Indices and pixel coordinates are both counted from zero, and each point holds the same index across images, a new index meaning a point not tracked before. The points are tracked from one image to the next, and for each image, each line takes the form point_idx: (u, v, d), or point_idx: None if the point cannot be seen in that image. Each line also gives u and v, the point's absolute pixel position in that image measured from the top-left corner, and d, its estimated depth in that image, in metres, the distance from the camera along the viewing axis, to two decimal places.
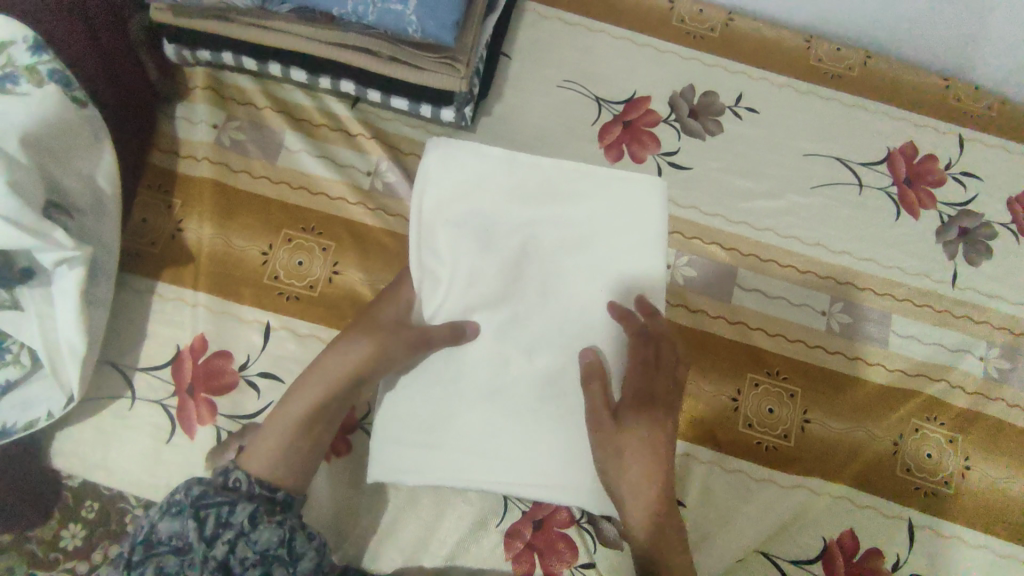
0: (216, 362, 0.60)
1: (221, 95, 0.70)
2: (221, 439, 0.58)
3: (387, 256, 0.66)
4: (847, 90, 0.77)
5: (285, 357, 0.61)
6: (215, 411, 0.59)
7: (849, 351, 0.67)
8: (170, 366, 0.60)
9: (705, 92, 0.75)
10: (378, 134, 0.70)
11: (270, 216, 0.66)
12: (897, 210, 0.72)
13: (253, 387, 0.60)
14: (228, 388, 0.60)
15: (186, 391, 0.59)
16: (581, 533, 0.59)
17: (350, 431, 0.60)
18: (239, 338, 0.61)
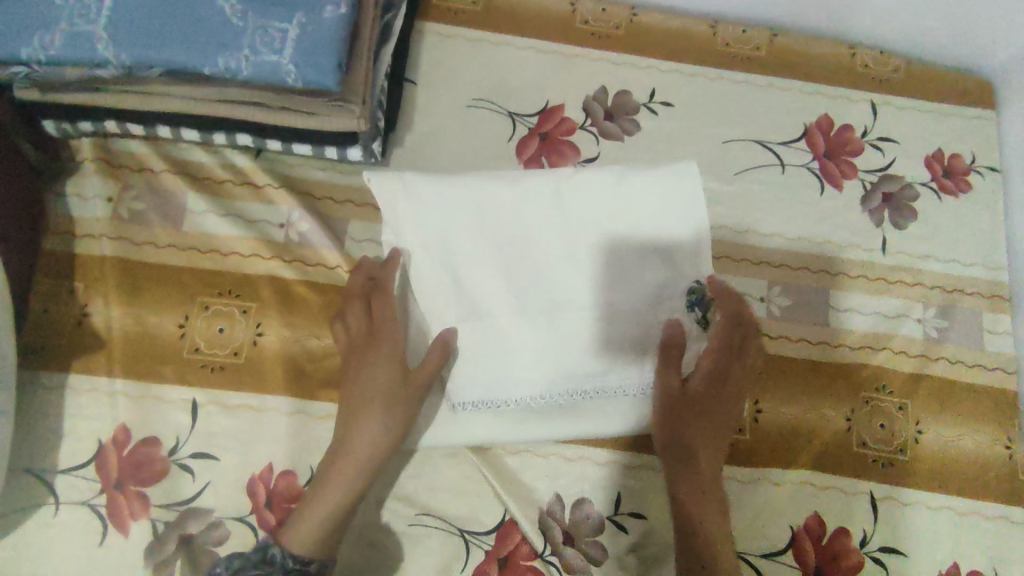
0: (143, 450, 0.57)
1: (113, 164, 0.66)
2: (157, 532, 0.55)
3: (313, 310, 0.63)
4: (758, 71, 0.76)
5: (217, 433, 0.58)
6: (148, 503, 0.56)
7: (792, 334, 0.67)
8: (94, 463, 0.57)
9: (617, 91, 0.74)
10: (286, 182, 0.67)
11: (181, 285, 0.63)
12: (821, 184, 0.72)
13: (186, 470, 0.57)
14: (158, 477, 0.57)
15: (114, 487, 0.56)
16: (546, 564, 0.58)
17: (295, 500, 0.57)
18: (164, 421, 0.58)
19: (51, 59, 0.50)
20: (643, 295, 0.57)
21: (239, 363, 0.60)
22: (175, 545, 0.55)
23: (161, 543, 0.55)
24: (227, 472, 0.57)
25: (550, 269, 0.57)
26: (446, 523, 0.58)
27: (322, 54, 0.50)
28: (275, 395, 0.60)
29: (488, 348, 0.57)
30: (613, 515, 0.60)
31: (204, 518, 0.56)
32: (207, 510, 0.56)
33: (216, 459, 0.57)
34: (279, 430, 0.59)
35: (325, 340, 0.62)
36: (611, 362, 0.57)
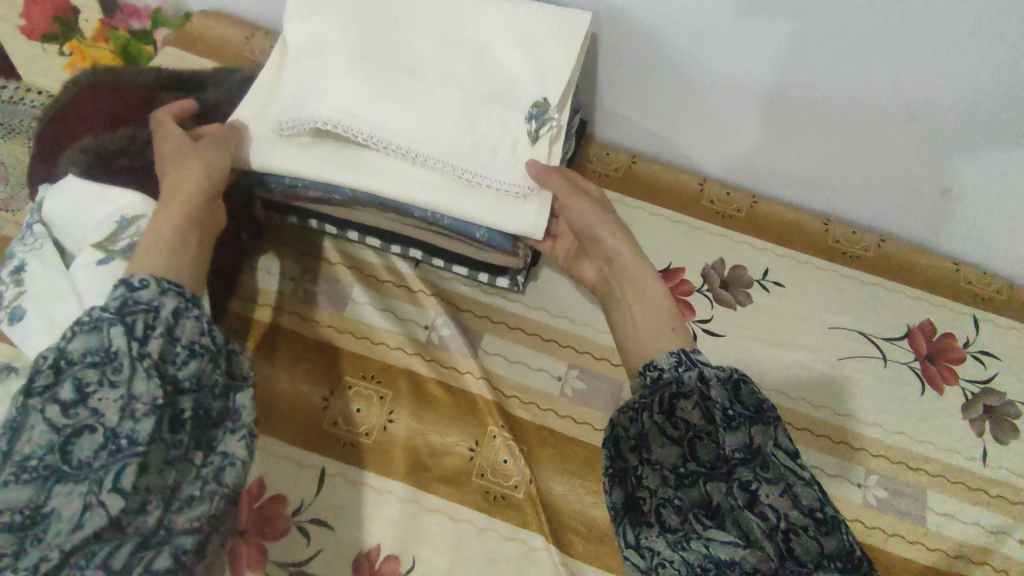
0: (270, 506, 0.63)
1: (299, 250, 0.78)
2: None
3: (439, 409, 0.70)
4: (864, 269, 0.83)
5: (338, 505, 0.64)
6: (265, 557, 0.61)
7: (887, 526, 0.69)
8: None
9: (734, 265, 0.82)
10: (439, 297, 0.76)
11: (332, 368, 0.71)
12: (922, 383, 0.76)
13: (304, 534, 0.62)
14: (279, 533, 0.62)
15: (239, 535, 0.62)
16: None
17: None
18: (294, 483, 0.64)
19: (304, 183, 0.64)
20: (461, 104, 0.61)
21: (369, 443, 0.67)
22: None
23: None
24: (340, 544, 0.62)
25: (523, 86, 0.63)
26: None
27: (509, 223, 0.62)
28: (395, 480, 0.66)
29: (375, 162, 0.62)
30: None
31: None
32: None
33: (332, 528, 0.63)
34: (391, 513, 0.64)
35: (445, 439, 0.68)
36: (474, 142, 0.61)
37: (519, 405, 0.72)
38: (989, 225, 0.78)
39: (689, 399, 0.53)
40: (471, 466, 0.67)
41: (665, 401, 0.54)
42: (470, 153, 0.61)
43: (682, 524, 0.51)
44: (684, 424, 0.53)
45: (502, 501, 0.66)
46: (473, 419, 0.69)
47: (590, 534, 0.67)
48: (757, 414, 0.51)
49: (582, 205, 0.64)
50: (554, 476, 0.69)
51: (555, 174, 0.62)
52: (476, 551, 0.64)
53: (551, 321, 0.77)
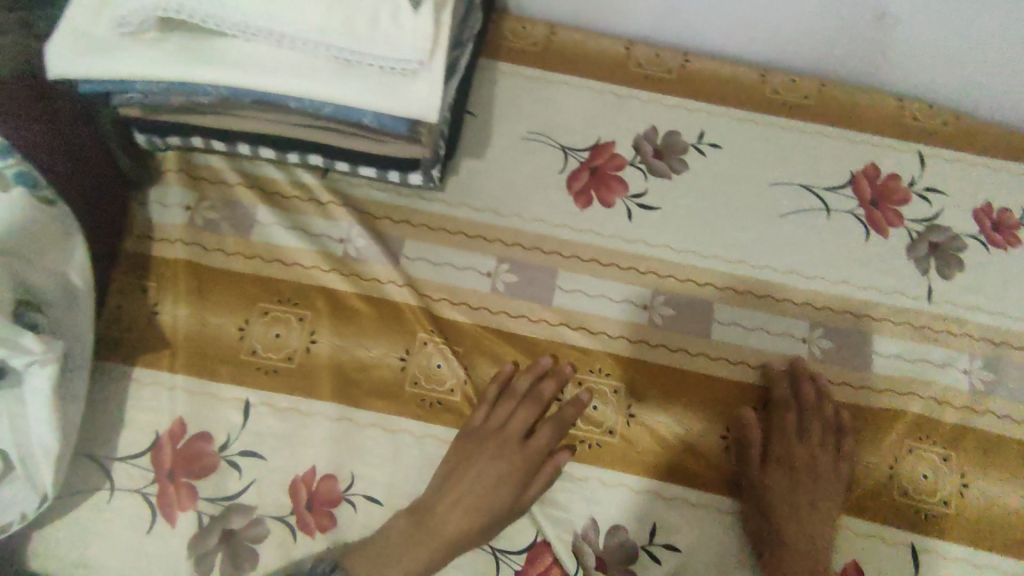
0: (193, 444, 0.60)
1: (192, 175, 0.71)
2: (203, 524, 0.58)
3: (364, 321, 0.66)
4: (806, 118, 0.77)
5: (266, 435, 0.61)
6: (196, 494, 0.59)
7: (835, 377, 0.68)
8: (148, 454, 0.60)
9: (668, 131, 0.76)
10: (510, 420, 0.63)
11: (416, 529, 0.58)
12: (867, 230, 0.73)
13: (234, 467, 0.60)
14: (207, 469, 0.59)
15: (166, 477, 0.59)
16: None
17: (335, 505, 0.60)
18: (217, 418, 0.61)
19: (161, 89, 0.55)
20: None
21: (293, 368, 0.63)
22: (218, 538, 0.58)
23: (203, 535, 0.58)
24: (274, 472, 0.60)
25: None
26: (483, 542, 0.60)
27: (409, 107, 0.53)
28: (324, 402, 0.62)
29: (243, 51, 0.52)
30: (647, 544, 0.62)
31: (251, 516, 0.59)
32: (250, 508, 0.59)
33: (262, 458, 0.60)
34: (323, 435, 0.61)
35: (373, 352, 0.65)
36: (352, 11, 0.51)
37: (451, 308, 0.68)
38: (930, 55, 0.72)
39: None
40: (405, 375, 0.64)
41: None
42: (350, 25, 0.51)
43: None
44: None
45: (439, 406, 0.64)
46: (400, 327, 0.66)
47: (536, 426, 0.65)
48: None
49: (664, 304, 0.69)
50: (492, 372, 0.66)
51: (603, 168, 0.74)
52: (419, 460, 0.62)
53: (475, 218, 0.71)
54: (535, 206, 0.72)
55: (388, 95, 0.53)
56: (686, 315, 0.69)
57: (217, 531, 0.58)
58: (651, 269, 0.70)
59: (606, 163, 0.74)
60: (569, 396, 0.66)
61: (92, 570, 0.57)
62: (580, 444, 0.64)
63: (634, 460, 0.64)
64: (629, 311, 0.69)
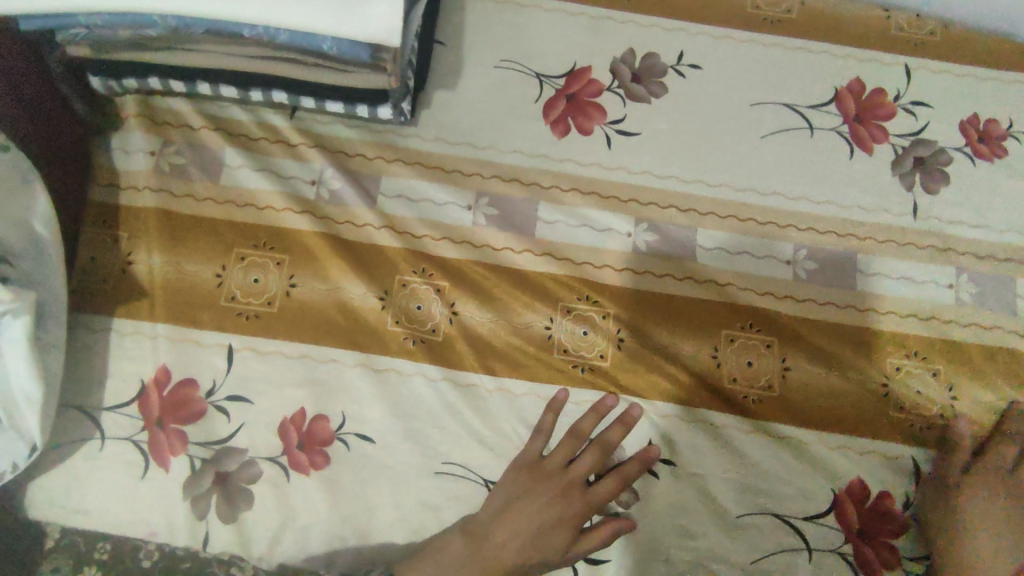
0: (181, 391, 0.60)
1: (155, 120, 0.68)
2: (195, 467, 0.59)
3: (341, 262, 0.65)
4: (788, 34, 0.75)
5: (252, 377, 0.61)
6: (187, 440, 0.59)
7: (820, 297, 0.68)
8: (136, 402, 0.60)
9: (646, 53, 0.73)
10: (570, 479, 0.59)
11: (471, 556, 0.55)
12: (851, 148, 0.72)
13: (223, 411, 0.60)
14: (197, 415, 0.60)
15: (156, 425, 0.60)
16: None
17: (328, 444, 0.60)
18: (203, 364, 0.61)
19: (106, 22, 0.53)
20: None
21: (274, 312, 0.63)
22: (211, 480, 0.59)
23: (197, 479, 0.59)
24: (261, 414, 0.61)
25: None
26: (473, 473, 0.61)
27: (366, 30, 0.51)
28: (308, 343, 0.63)
29: None
30: None
31: (242, 457, 0.60)
32: (240, 449, 0.60)
33: (250, 402, 0.61)
34: (305, 376, 0.62)
35: (354, 292, 0.64)
36: None
37: (433, 243, 0.66)
38: None
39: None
40: (384, 316, 0.64)
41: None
42: None
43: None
44: None
45: (421, 345, 0.64)
46: (379, 268, 0.65)
47: (528, 351, 0.64)
48: None
49: (659, 233, 0.68)
50: (473, 304, 0.65)
51: (580, 97, 0.71)
52: (405, 400, 0.62)
53: (451, 151, 0.69)
54: (512, 137, 0.70)
55: (342, 18, 0.51)
56: (679, 245, 0.68)
57: (211, 473, 0.59)
58: (633, 195, 0.69)
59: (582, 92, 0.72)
60: (558, 321, 0.65)
61: (86, 517, 0.58)
62: (574, 368, 0.64)
63: (627, 381, 0.64)
64: (613, 239, 0.68)
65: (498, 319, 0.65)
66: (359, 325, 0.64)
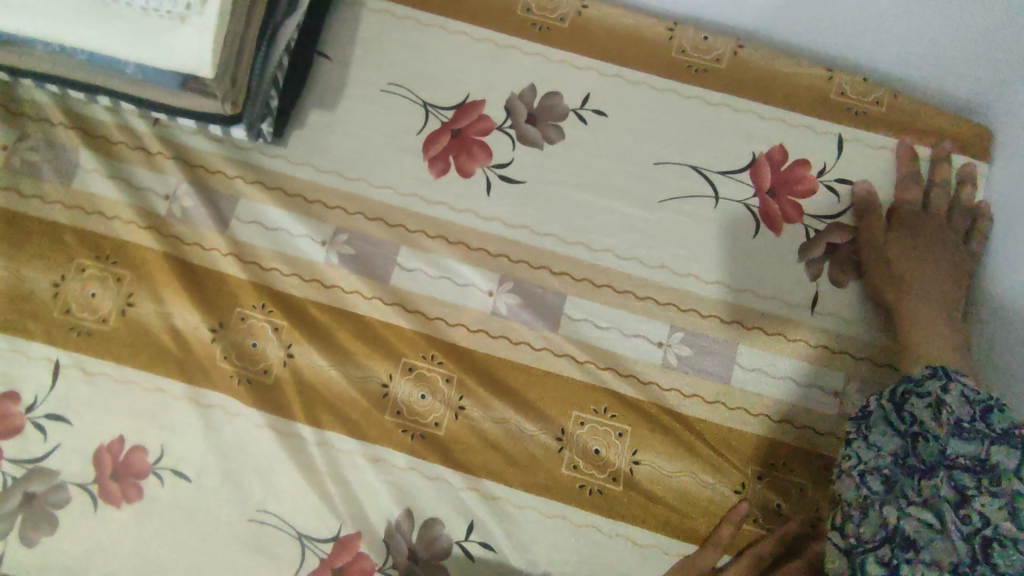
0: (2, 405, 0.61)
1: (14, 111, 0.65)
2: (4, 484, 0.60)
3: (183, 287, 0.63)
4: (711, 87, 0.67)
5: (69, 398, 0.61)
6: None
7: (689, 387, 0.63)
8: None
9: (547, 92, 0.67)
10: None
11: None
12: (757, 223, 0.65)
13: (39, 429, 0.61)
14: (12, 431, 0.61)
15: None
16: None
17: (141, 477, 0.60)
18: (23, 377, 0.62)
19: None
20: None
21: (106, 330, 0.62)
22: (17, 500, 0.59)
23: (4, 496, 0.60)
24: (76, 437, 0.61)
25: None
26: (285, 526, 0.60)
27: (171, 57, 0.48)
28: (137, 372, 0.62)
29: None
30: (464, 540, 0.60)
31: (52, 480, 0.60)
32: (51, 472, 0.60)
33: (68, 423, 0.61)
34: (127, 403, 0.61)
35: (190, 321, 0.63)
36: None
37: (281, 276, 0.64)
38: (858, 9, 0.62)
39: (924, 397, 0.50)
40: (212, 350, 0.62)
41: (895, 393, 0.52)
42: None
43: (887, 493, 0.48)
44: (911, 419, 0.50)
45: (248, 386, 0.62)
46: (220, 299, 0.63)
47: (358, 406, 0.62)
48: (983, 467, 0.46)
49: (521, 297, 0.63)
50: (319, 350, 0.63)
51: (467, 134, 0.66)
52: (221, 440, 0.61)
53: (317, 179, 0.65)
54: (385, 171, 0.65)
55: (146, 45, 0.47)
56: (541, 312, 0.63)
57: (18, 493, 0.60)
58: (503, 252, 0.64)
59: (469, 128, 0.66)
60: (397, 380, 0.62)
61: None
62: (402, 432, 0.62)
63: (457, 454, 0.61)
64: (472, 296, 0.63)
65: (333, 368, 0.62)
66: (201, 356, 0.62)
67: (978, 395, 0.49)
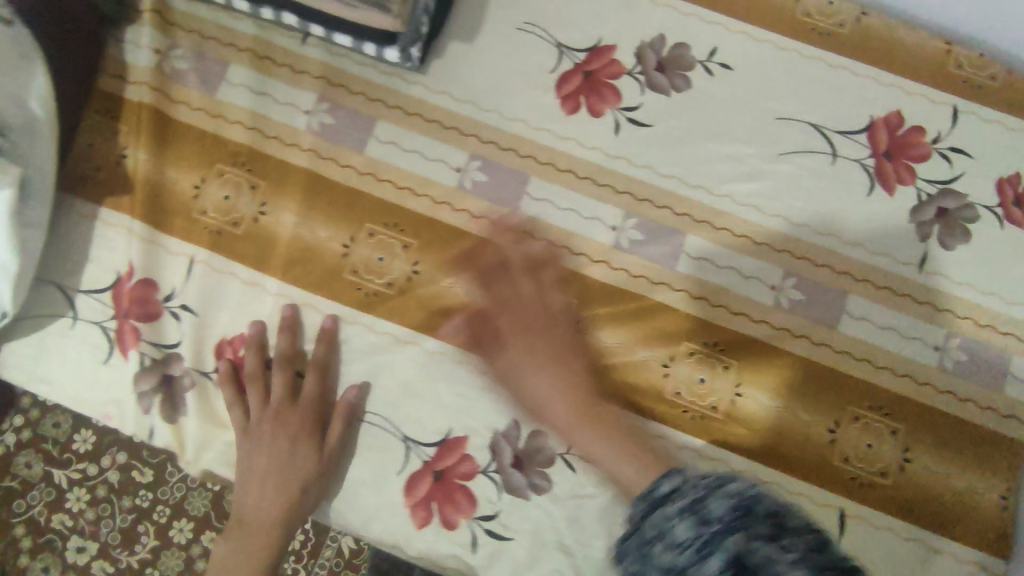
0: (143, 291, 0.65)
1: (167, 19, 0.68)
2: (144, 364, 0.64)
3: (315, 195, 0.66)
4: (834, 50, 0.70)
5: (206, 291, 0.66)
6: (144, 337, 0.65)
7: (797, 329, 0.65)
8: (110, 291, 0.65)
9: (676, 43, 0.69)
10: None
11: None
12: (872, 184, 0.67)
13: (178, 318, 0.65)
14: (157, 317, 0.65)
15: (123, 317, 0.65)
16: (484, 481, 0.63)
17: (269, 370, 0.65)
18: (168, 269, 0.66)
19: None
20: None
21: (237, 233, 0.66)
22: (158, 380, 0.64)
23: (146, 375, 0.64)
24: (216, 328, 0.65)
25: None
26: (394, 428, 0.64)
27: None
28: (264, 274, 0.66)
29: None
30: (565, 454, 0.64)
31: (192, 365, 0.65)
32: (189, 358, 0.65)
33: (199, 313, 0.65)
34: (266, 305, 0.66)
35: (318, 234, 0.66)
36: None
37: (414, 196, 0.66)
38: None
39: (686, 506, 0.44)
40: (345, 262, 0.65)
41: (655, 505, 0.46)
42: None
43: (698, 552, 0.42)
44: (677, 540, 0.43)
45: (372, 296, 0.65)
46: (346, 214, 0.66)
47: (479, 321, 0.65)
48: (731, 522, 0.42)
49: (636, 231, 0.66)
50: (443, 271, 0.65)
51: (598, 77, 0.68)
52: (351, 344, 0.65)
53: (452, 107, 0.67)
54: (518, 104, 0.68)
55: None
56: (654, 246, 0.66)
57: (157, 374, 0.64)
58: (629, 190, 0.67)
59: (601, 71, 0.68)
60: (518, 301, 0.65)
61: (50, 387, 0.65)
62: None
63: None
64: (598, 229, 0.66)
65: (456, 286, 0.65)
66: (335, 264, 0.66)
67: (736, 490, 0.44)
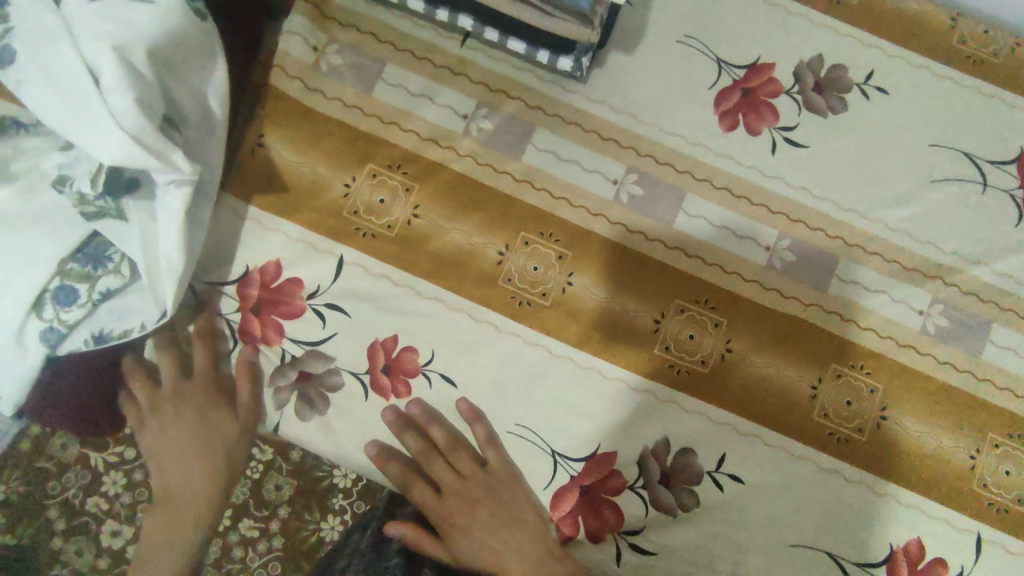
0: (285, 288, 0.64)
1: (324, 13, 0.67)
2: (284, 360, 0.63)
3: (470, 201, 0.66)
4: (989, 79, 0.70)
5: (355, 292, 0.64)
6: (282, 333, 0.64)
7: (941, 355, 0.66)
8: (238, 284, 0.64)
9: (835, 64, 0.69)
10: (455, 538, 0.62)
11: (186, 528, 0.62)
12: (1020, 216, 0.68)
13: (319, 316, 0.64)
14: (295, 314, 0.64)
15: (252, 311, 0.64)
16: (633, 497, 0.63)
17: (412, 376, 0.64)
18: (312, 266, 0.64)
19: None
20: None
21: (391, 236, 0.65)
22: (295, 377, 0.63)
23: (282, 371, 0.63)
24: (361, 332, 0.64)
25: None
26: (543, 441, 0.63)
27: None
28: (416, 277, 0.64)
29: None
30: (713, 472, 0.64)
31: (326, 364, 0.63)
32: (329, 356, 0.63)
33: (346, 313, 0.64)
34: (416, 309, 0.64)
35: (474, 240, 0.65)
36: None
37: (568, 207, 0.66)
38: None
39: None
40: (499, 270, 0.65)
41: None
42: None
43: None
44: None
45: (528, 308, 0.64)
46: (504, 220, 0.65)
47: (632, 336, 0.65)
48: None
49: (790, 252, 0.67)
50: (597, 283, 0.65)
51: (758, 95, 0.68)
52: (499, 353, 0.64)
53: (611, 118, 0.67)
54: (677, 119, 0.67)
55: None
56: (807, 268, 0.67)
57: (292, 372, 0.63)
58: (782, 210, 0.67)
59: (760, 89, 0.68)
60: (670, 318, 0.65)
61: None
62: (670, 366, 0.64)
63: (721, 392, 0.64)
64: (752, 248, 0.66)
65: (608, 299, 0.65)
66: (488, 272, 0.65)
67: None
